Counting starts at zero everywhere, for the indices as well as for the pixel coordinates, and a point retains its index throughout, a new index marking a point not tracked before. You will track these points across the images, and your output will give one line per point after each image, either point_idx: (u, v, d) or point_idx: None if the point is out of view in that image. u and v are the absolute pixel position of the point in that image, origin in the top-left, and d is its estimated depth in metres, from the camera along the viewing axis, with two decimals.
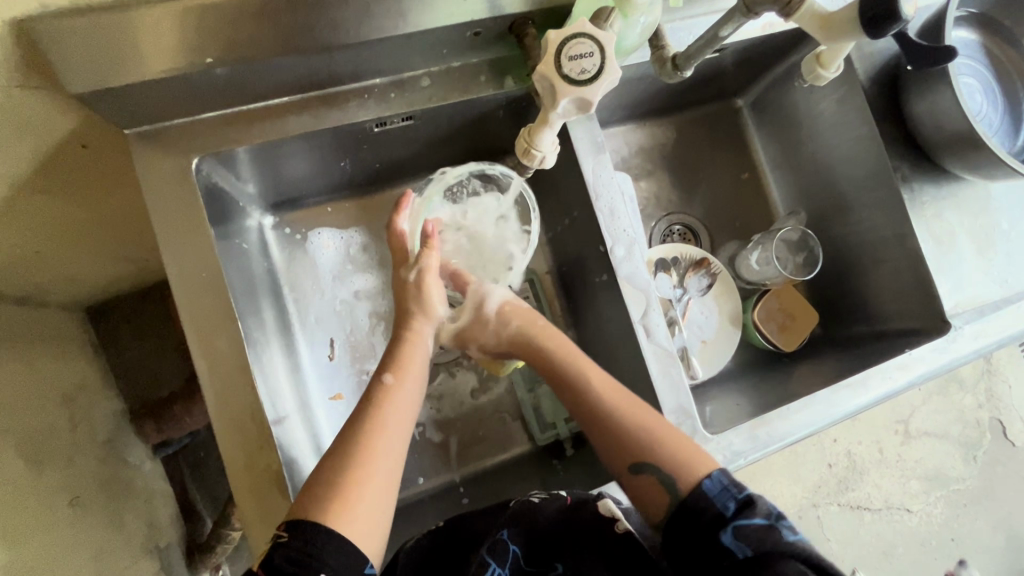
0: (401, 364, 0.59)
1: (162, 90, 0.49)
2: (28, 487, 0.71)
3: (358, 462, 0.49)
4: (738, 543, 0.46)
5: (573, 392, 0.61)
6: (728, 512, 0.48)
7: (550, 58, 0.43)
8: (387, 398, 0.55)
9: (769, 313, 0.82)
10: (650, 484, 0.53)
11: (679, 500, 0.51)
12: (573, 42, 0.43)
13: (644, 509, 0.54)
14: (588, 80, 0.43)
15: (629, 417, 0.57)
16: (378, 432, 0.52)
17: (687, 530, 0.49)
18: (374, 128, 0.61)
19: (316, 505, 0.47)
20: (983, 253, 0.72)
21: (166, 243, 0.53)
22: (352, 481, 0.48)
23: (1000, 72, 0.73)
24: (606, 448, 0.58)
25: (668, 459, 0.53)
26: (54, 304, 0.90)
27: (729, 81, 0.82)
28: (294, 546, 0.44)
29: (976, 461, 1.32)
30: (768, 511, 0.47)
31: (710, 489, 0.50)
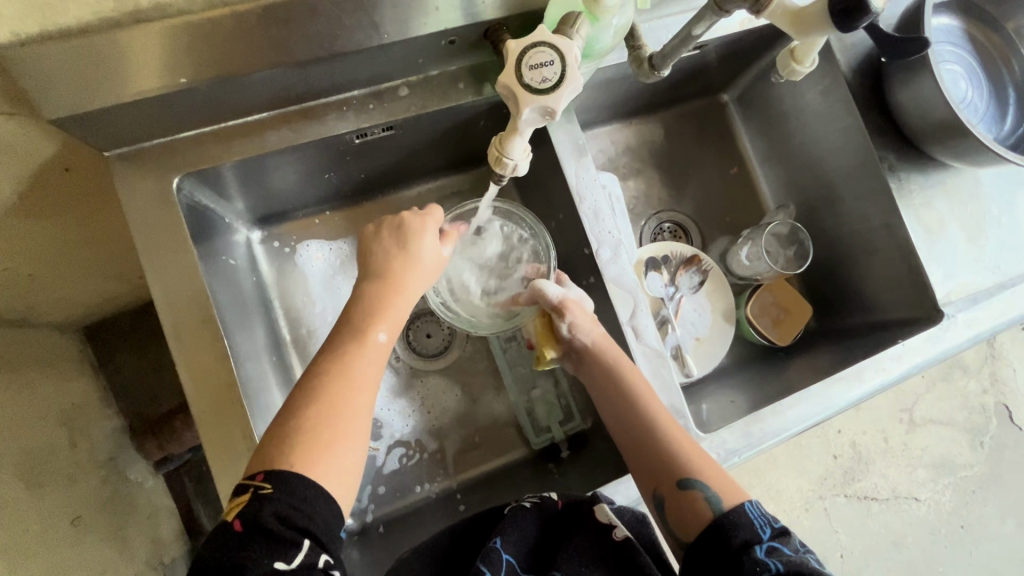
0: (388, 316, 0.55)
1: (141, 111, 0.49)
2: (29, 509, 0.71)
3: (339, 409, 0.49)
4: (772, 559, 0.46)
5: (622, 400, 0.60)
6: (764, 535, 0.48)
7: (511, 70, 0.43)
8: (372, 356, 0.53)
9: (761, 308, 0.82)
10: (694, 501, 0.52)
11: (719, 517, 0.50)
12: (533, 51, 0.43)
13: (681, 525, 0.53)
14: (551, 88, 0.43)
15: (679, 434, 0.57)
16: (355, 380, 0.51)
17: (720, 548, 0.48)
18: (355, 139, 0.61)
19: (303, 458, 0.46)
20: (974, 240, 0.71)
21: (150, 262, 0.53)
22: (333, 431, 0.48)
23: (985, 57, 0.72)
24: (650, 461, 0.56)
25: (713, 478, 0.53)
26: (52, 325, 0.91)
27: (714, 76, 0.81)
28: (282, 501, 0.43)
29: (983, 447, 1.31)
30: (798, 544, 0.48)
31: (751, 512, 0.50)
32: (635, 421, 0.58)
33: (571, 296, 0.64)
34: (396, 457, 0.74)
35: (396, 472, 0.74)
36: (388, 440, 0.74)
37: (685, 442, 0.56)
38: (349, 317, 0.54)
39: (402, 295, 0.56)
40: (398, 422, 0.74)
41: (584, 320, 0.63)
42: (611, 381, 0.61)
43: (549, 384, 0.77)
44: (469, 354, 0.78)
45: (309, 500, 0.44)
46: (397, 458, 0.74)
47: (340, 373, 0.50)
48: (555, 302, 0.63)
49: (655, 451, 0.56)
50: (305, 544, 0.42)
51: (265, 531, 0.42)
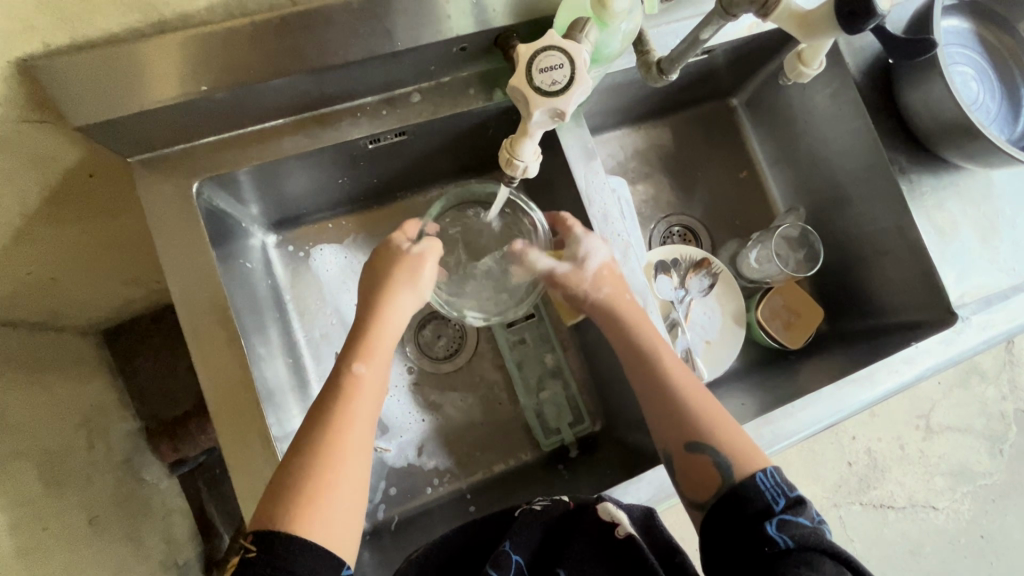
0: (370, 350, 0.57)
1: (163, 118, 0.51)
2: (49, 507, 0.73)
3: (328, 463, 0.49)
4: (782, 535, 0.45)
5: (633, 355, 0.61)
6: (778, 506, 0.48)
7: (521, 72, 0.44)
8: (354, 391, 0.54)
9: (772, 311, 0.81)
10: (703, 465, 0.53)
11: (730, 486, 0.51)
12: (543, 55, 0.44)
13: (690, 486, 0.54)
14: (561, 90, 0.44)
15: (690, 389, 0.58)
16: (349, 427, 0.52)
17: (732, 518, 0.49)
18: (368, 144, 0.63)
19: (284, 516, 0.46)
20: (987, 241, 0.71)
21: (170, 266, 0.54)
22: (317, 483, 0.48)
23: (997, 59, 0.72)
24: (663, 423, 0.57)
25: (726, 442, 0.53)
26: (71, 328, 0.93)
27: (723, 80, 0.82)
28: (263, 561, 0.44)
29: (1003, 455, 1.29)
30: (813, 515, 0.47)
31: (763, 483, 0.49)
32: (645, 376, 0.60)
33: (563, 267, 0.65)
34: (407, 458, 0.75)
35: (406, 472, 0.74)
36: (400, 441, 0.74)
37: (708, 414, 0.56)
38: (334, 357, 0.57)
39: (388, 322, 0.59)
40: (411, 428, 0.75)
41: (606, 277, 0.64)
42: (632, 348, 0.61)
43: (558, 387, 0.77)
44: (479, 357, 0.79)
45: (294, 553, 0.45)
46: (408, 459, 0.75)
47: (330, 427, 0.51)
48: (546, 266, 0.65)
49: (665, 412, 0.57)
50: None
51: None
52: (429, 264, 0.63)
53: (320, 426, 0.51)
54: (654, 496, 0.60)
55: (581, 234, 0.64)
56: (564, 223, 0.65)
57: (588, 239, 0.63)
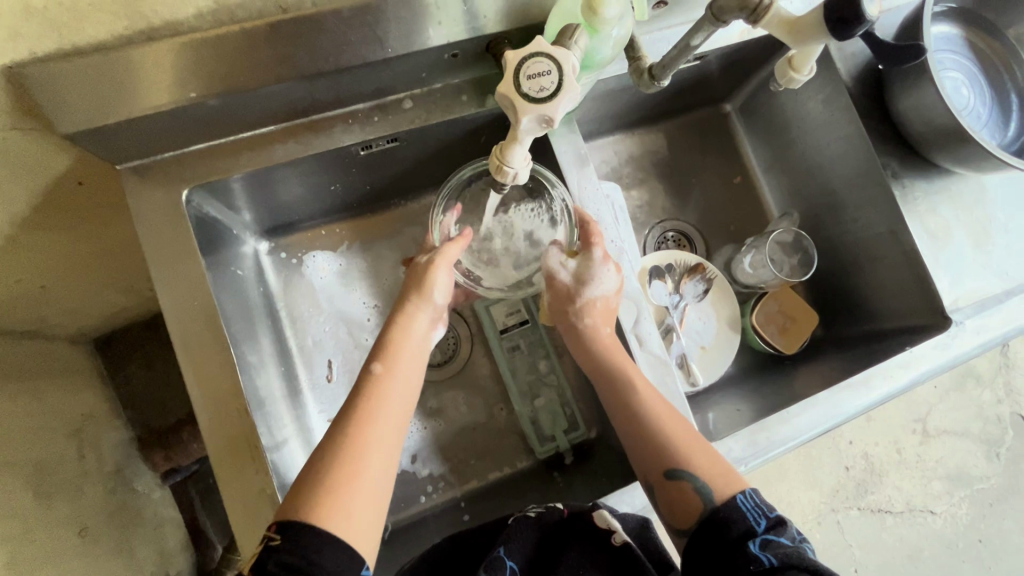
0: (390, 353, 0.58)
1: (151, 125, 0.50)
2: (37, 519, 0.72)
3: (353, 454, 0.50)
4: (766, 554, 0.45)
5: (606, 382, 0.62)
6: (760, 527, 0.47)
7: (509, 78, 0.44)
8: (377, 387, 0.55)
9: (767, 316, 0.81)
10: (684, 491, 0.53)
11: (711, 510, 0.51)
12: (531, 61, 0.44)
13: (672, 514, 0.54)
14: (549, 96, 0.44)
15: (666, 415, 0.58)
16: (373, 422, 0.53)
17: (717, 542, 0.48)
18: (360, 151, 0.62)
19: (305, 505, 0.46)
20: (980, 246, 0.71)
21: (159, 273, 0.54)
22: (345, 471, 0.49)
23: (987, 65, 0.72)
24: (641, 450, 0.58)
25: (705, 468, 0.54)
26: (61, 336, 0.92)
27: (716, 86, 0.82)
28: (287, 550, 0.43)
29: (1000, 459, 1.29)
30: (796, 535, 0.47)
31: (743, 505, 0.50)
32: (622, 405, 0.60)
33: (563, 276, 0.65)
34: (401, 465, 0.74)
35: (399, 482, 0.73)
36: None
37: (686, 440, 0.56)
38: None
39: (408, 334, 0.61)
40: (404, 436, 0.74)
41: (596, 309, 0.64)
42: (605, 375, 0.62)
43: (553, 394, 0.77)
44: (473, 364, 0.78)
45: (316, 541, 0.44)
46: (402, 466, 0.74)
47: (354, 421, 0.52)
48: (553, 270, 0.65)
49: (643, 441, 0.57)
50: None
51: None
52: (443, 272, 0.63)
53: (350, 417, 0.53)
54: (647, 504, 0.60)
55: (598, 260, 0.63)
56: (591, 241, 0.63)
57: (601, 267, 0.63)
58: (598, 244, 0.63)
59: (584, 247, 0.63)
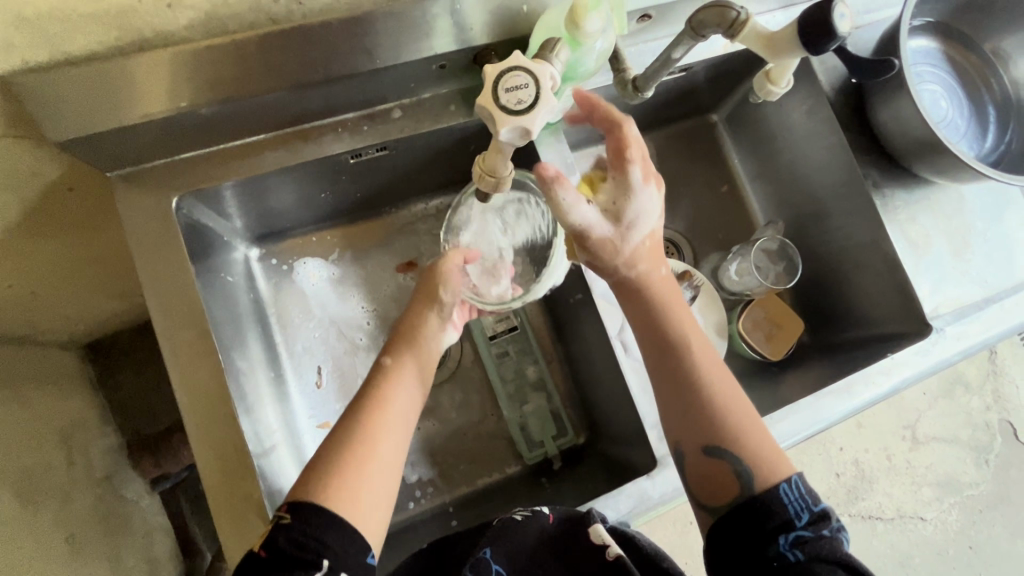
0: (399, 345, 0.59)
1: (142, 133, 0.51)
2: (23, 527, 0.71)
3: (361, 441, 0.50)
4: (795, 550, 0.44)
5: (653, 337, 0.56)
6: (800, 522, 0.46)
7: (488, 91, 0.44)
8: (387, 377, 0.56)
9: (754, 322, 0.82)
10: (723, 472, 0.50)
11: (750, 496, 0.48)
12: (509, 74, 0.44)
13: (701, 489, 0.51)
14: (527, 109, 0.44)
15: (722, 386, 0.53)
16: (383, 410, 0.53)
17: (753, 531, 0.46)
18: (351, 159, 0.63)
19: (315, 490, 0.46)
20: (961, 254, 0.72)
21: (148, 280, 0.54)
22: (354, 459, 0.49)
23: (965, 78, 0.74)
24: (681, 419, 0.53)
25: (751, 450, 0.50)
26: (51, 343, 0.92)
27: (703, 96, 0.84)
28: (298, 529, 0.44)
29: (989, 465, 1.30)
30: (836, 527, 0.46)
31: (787, 495, 0.47)
32: (669, 368, 0.54)
33: (603, 229, 0.56)
34: None
35: None
36: None
37: (736, 414, 0.52)
38: None
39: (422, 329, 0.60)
40: None
41: (642, 255, 0.58)
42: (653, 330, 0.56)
43: (542, 399, 0.78)
44: (462, 370, 0.79)
45: (325, 525, 0.44)
46: None
47: (365, 409, 0.52)
48: (589, 217, 0.55)
49: (688, 409, 0.53)
50: (320, 568, 0.43)
51: (287, 559, 0.43)
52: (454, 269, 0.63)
53: (359, 406, 0.53)
54: (631, 509, 0.60)
55: (637, 184, 0.56)
56: (625, 155, 0.55)
57: (639, 194, 0.56)
58: (636, 161, 0.56)
59: (618, 170, 0.56)
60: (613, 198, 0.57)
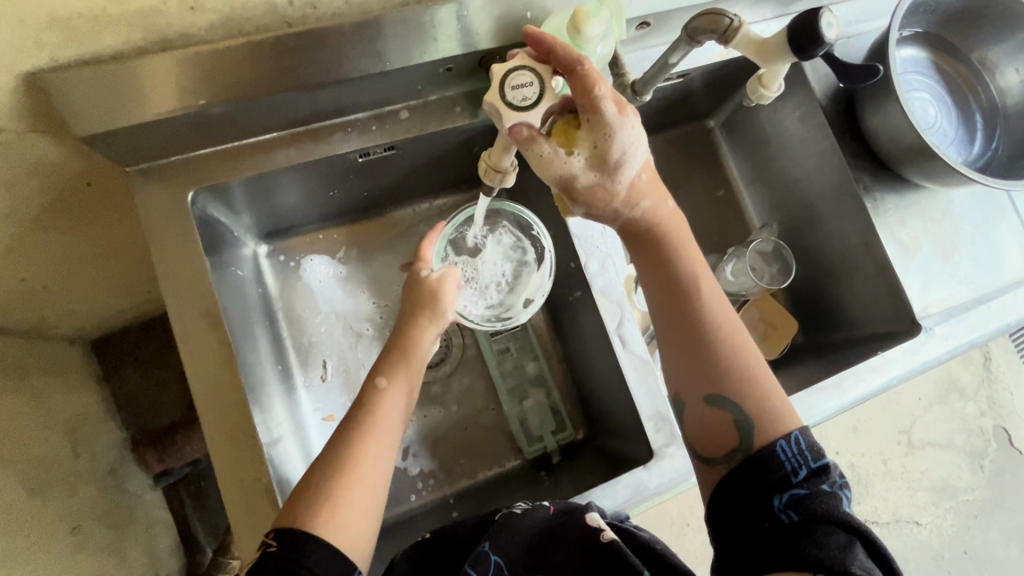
0: (395, 367, 0.59)
1: (159, 130, 0.53)
2: (30, 516, 0.73)
3: (351, 467, 0.51)
4: (789, 510, 0.46)
5: (663, 285, 0.55)
6: (796, 478, 0.47)
7: (495, 88, 0.47)
8: (380, 402, 0.56)
9: (749, 323, 0.86)
10: (723, 422, 0.52)
11: (750, 454, 0.49)
12: (515, 73, 0.47)
13: (702, 441, 0.53)
14: (531, 105, 0.47)
15: (730, 337, 0.53)
16: (374, 435, 0.54)
17: (749, 490, 0.48)
18: (358, 158, 0.65)
19: (305, 514, 0.48)
20: (949, 256, 0.74)
21: (163, 271, 0.56)
22: (342, 484, 0.50)
23: (953, 86, 0.77)
24: (685, 369, 0.54)
25: (755, 405, 0.51)
26: (59, 337, 0.94)
27: (700, 103, 0.86)
28: (284, 555, 0.45)
29: (983, 471, 1.31)
30: (834, 481, 0.47)
31: (785, 452, 0.48)
32: (680, 320, 0.54)
33: (588, 178, 0.50)
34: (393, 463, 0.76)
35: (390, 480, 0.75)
36: None
37: (742, 365, 0.52)
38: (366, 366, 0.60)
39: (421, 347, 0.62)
40: None
41: (643, 187, 0.53)
42: (661, 280, 0.55)
43: (541, 395, 0.79)
44: (464, 365, 0.80)
45: (311, 549, 0.45)
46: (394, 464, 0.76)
47: (355, 435, 0.53)
48: (571, 171, 0.49)
49: (698, 360, 0.53)
50: None
51: None
52: (450, 288, 0.65)
53: (350, 430, 0.54)
54: (628, 499, 0.62)
55: (614, 119, 0.47)
56: (591, 93, 0.46)
57: (620, 127, 0.48)
58: (606, 96, 0.46)
59: (587, 109, 0.47)
60: (591, 141, 0.48)
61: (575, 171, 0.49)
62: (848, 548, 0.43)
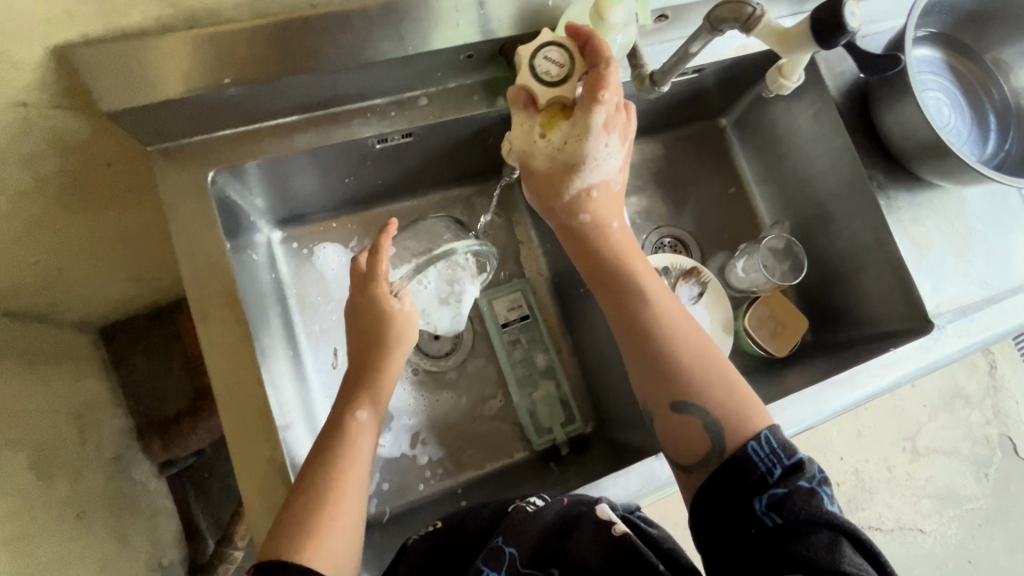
0: (374, 400, 0.59)
1: (181, 108, 0.54)
2: (37, 498, 0.73)
3: (331, 504, 0.51)
4: (771, 513, 0.45)
5: (614, 295, 0.59)
6: (772, 478, 0.47)
7: (529, 49, 0.53)
8: (359, 436, 0.57)
9: (759, 320, 0.83)
10: (691, 426, 0.53)
11: (726, 458, 0.50)
12: (553, 48, 0.53)
13: (676, 449, 0.54)
14: (550, 82, 0.53)
15: (684, 341, 0.56)
16: (353, 471, 0.54)
17: (731, 499, 0.48)
18: (376, 144, 0.66)
19: (291, 550, 0.48)
20: (962, 255, 0.74)
21: (182, 249, 0.56)
22: (323, 520, 0.50)
23: (967, 86, 0.77)
24: (646, 378, 0.56)
25: (721, 406, 0.52)
26: (69, 323, 0.94)
27: (712, 100, 0.87)
28: None
29: (988, 479, 1.31)
30: (812, 475, 0.47)
31: (756, 452, 0.49)
32: (635, 329, 0.57)
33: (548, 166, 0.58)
34: (402, 451, 0.76)
35: (398, 468, 0.75)
36: (394, 435, 0.76)
37: (698, 367, 0.54)
38: (343, 395, 0.60)
39: (393, 375, 0.62)
40: (405, 424, 0.76)
41: (593, 202, 0.61)
42: (612, 291, 0.59)
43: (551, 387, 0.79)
44: (475, 356, 0.80)
45: None
46: (402, 452, 0.76)
47: (336, 470, 0.53)
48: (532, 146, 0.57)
49: (656, 366, 0.55)
50: None
51: None
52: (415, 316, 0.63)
53: (328, 463, 0.54)
54: (640, 489, 0.62)
55: (597, 129, 0.54)
56: (598, 95, 0.52)
57: (595, 139, 0.55)
58: (604, 104, 0.52)
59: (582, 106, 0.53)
60: (568, 137, 0.55)
61: (536, 152, 0.57)
62: (833, 545, 0.42)
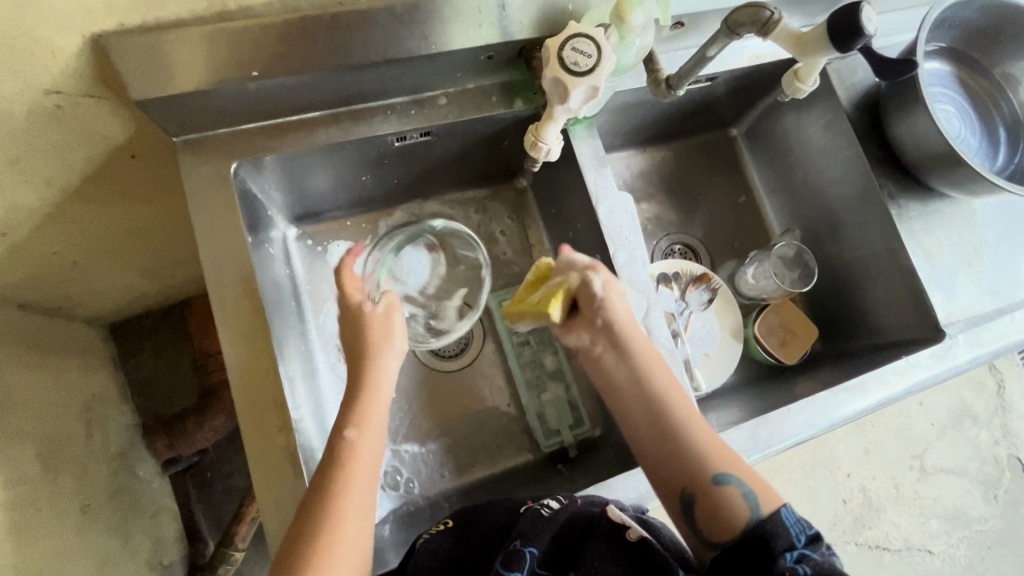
0: (363, 416, 0.56)
1: (209, 100, 0.55)
2: (43, 490, 0.72)
3: (331, 527, 0.49)
4: (801, 565, 0.45)
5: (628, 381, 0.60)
6: (800, 543, 0.47)
7: (558, 40, 0.52)
8: (350, 455, 0.53)
9: (769, 328, 0.84)
10: (727, 500, 0.52)
11: (756, 525, 0.50)
12: (582, 38, 0.52)
13: (714, 527, 0.52)
14: (582, 73, 0.52)
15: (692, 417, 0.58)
16: (351, 490, 0.52)
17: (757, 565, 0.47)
18: (395, 142, 0.67)
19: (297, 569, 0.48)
20: (973, 265, 0.75)
21: (203, 239, 0.57)
22: (321, 544, 0.49)
23: (976, 100, 0.78)
24: (670, 463, 0.55)
25: (748, 473, 0.53)
26: (81, 317, 0.95)
27: (723, 110, 0.88)
28: None
29: (997, 500, 1.29)
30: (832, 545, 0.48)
31: (787, 519, 0.49)
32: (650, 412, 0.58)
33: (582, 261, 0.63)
34: (410, 450, 0.75)
35: (406, 467, 0.75)
36: (403, 434, 0.76)
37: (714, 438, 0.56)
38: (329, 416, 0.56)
39: (382, 388, 0.58)
40: (414, 422, 0.76)
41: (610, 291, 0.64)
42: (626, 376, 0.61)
43: (560, 390, 0.79)
44: (484, 356, 0.81)
45: None
46: (411, 451, 0.75)
47: (330, 494, 0.51)
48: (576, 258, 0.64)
49: (675, 443, 0.56)
50: None
51: None
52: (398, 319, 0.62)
53: (322, 487, 0.51)
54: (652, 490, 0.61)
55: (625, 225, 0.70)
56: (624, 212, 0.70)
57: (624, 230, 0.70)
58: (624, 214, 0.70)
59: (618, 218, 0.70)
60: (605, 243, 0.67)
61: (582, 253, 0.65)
62: None
